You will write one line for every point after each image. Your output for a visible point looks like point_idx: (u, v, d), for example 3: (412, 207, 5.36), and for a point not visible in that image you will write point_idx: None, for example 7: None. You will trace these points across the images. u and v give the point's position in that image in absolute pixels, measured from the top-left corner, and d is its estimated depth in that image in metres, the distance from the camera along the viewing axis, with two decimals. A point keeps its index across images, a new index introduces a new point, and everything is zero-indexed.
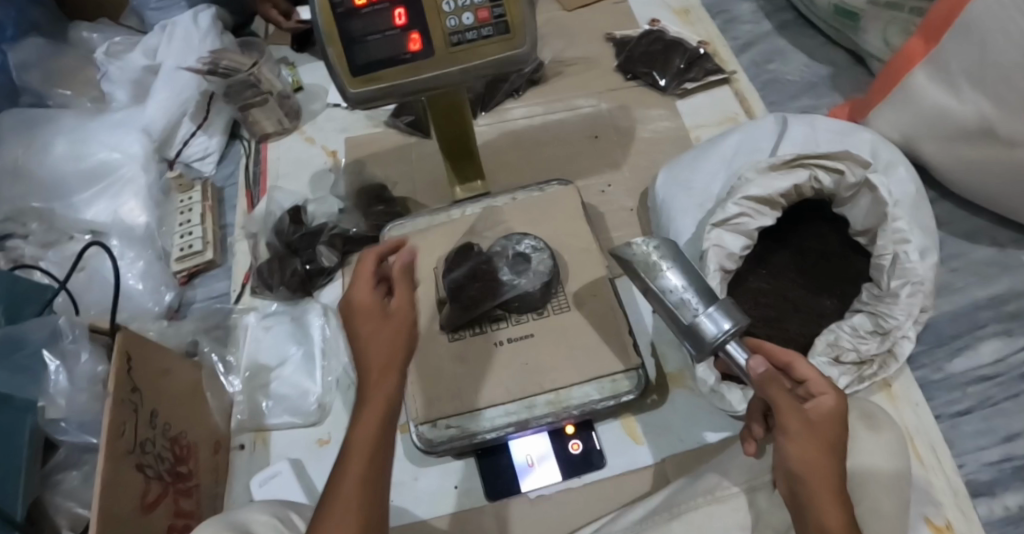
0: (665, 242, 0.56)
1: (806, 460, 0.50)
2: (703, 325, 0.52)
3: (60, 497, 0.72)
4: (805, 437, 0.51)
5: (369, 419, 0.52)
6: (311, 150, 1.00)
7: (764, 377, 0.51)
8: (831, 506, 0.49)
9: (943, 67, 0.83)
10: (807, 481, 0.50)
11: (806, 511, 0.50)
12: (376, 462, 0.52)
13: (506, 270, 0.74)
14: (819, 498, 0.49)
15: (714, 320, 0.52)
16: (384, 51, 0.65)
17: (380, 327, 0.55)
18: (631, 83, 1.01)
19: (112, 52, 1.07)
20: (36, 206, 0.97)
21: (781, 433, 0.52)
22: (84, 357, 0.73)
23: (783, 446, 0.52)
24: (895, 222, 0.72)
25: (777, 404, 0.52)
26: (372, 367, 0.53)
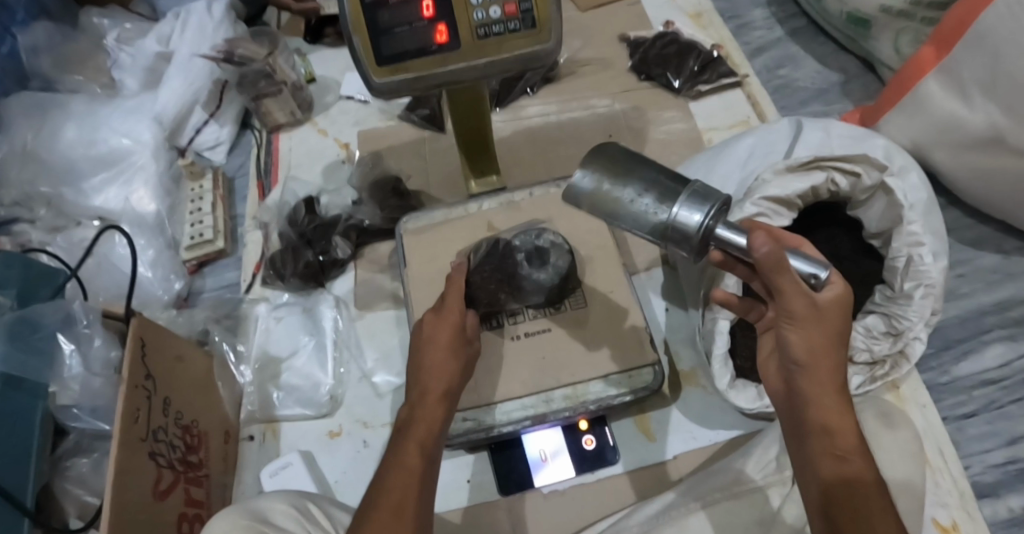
0: (600, 155, 0.52)
1: (808, 351, 0.50)
2: (678, 217, 0.48)
3: (69, 483, 0.74)
4: (808, 327, 0.50)
5: (435, 423, 0.58)
6: (324, 143, 1.01)
7: (768, 259, 0.48)
8: (832, 399, 0.49)
9: (956, 76, 0.84)
10: (807, 372, 0.50)
11: (806, 406, 0.50)
12: (431, 465, 0.56)
13: (523, 260, 0.74)
14: (817, 388, 0.50)
15: (688, 208, 0.48)
16: (412, 42, 0.65)
17: (450, 345, 0.62)
18: (645, 84, 1.02)
19: (123, 38, 1.09)
20: (44, 191, 0.97)
21: (783, 322, 0.50)
22: (98, 342, 0.73)
23: (786, 334, 0.51)
24: (911, 225, 0.73)
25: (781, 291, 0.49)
26: (437, 378, 0.60)
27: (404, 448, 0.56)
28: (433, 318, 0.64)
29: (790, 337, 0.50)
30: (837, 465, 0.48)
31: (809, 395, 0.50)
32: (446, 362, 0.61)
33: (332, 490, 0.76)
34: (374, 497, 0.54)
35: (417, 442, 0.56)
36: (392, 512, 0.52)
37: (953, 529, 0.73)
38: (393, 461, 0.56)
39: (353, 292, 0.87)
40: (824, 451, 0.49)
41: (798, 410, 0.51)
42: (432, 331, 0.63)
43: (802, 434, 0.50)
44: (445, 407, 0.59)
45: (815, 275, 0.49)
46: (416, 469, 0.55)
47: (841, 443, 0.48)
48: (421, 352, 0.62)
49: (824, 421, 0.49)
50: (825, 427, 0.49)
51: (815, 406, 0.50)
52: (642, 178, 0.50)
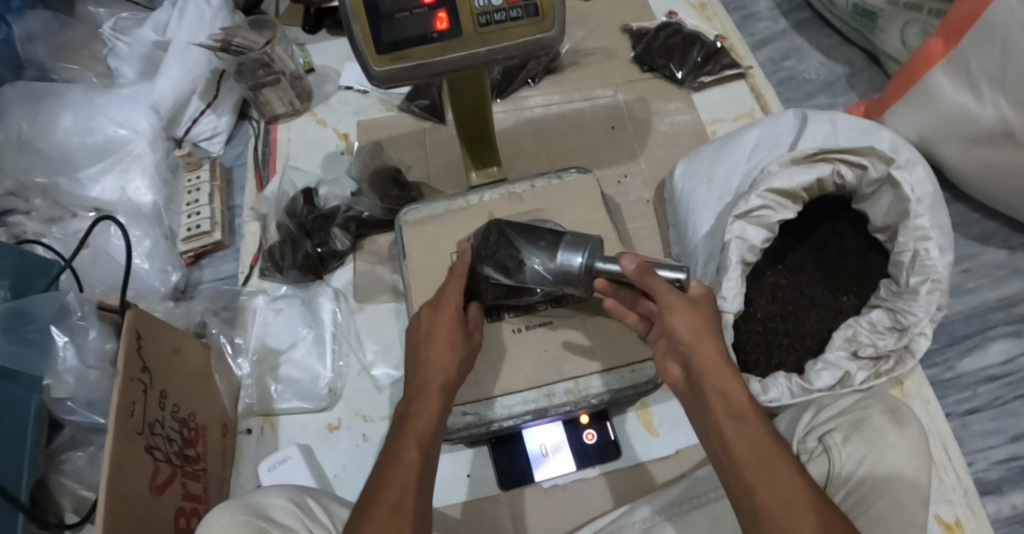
0: (484, 245, 0.67)
1: (693, 333, 0.56)
2: (559, 264, 0.63)
3: (65, 478, 0.73)
4: (687, 311, 0.57)
5: (433, 418, 0.57)
6: (323, 133, 1.00)
7: (639, 272, 0.59)
8: (725, 376, 0.54)
9: (964, 68, 0.82)
10: (695, 349, 0.55)
11: (703, 381, 0.54)
12: (429, 461, 0.56)
13: (521, 247, 0.65)
14: (707, 362, 0.54)
15: (567, 256, 0.63)
16: (413, 29, 0.63)
17: (453, 339, 0.62)
18: (648, 75, 1.01)
19: (119, 27, 1.06)
20: (40, 182, 0.96)
21: (665, 312, 0.57)
22: (92, 335, 0.71)
23: (671, 324, 0.57)
24: (917, 219, 0.72)
25: (655, 288, 0.58)
26: (439, 375, 0.59)
27: (404, 443, 0.55)
28: (431, 310, 0.64)
29: (675, 326, 0.56)
30: (745, 437, 0.51)
31: (704, 372, 0.54)
32: (445, 357, 0.61)
33: (331, 484, 0.75)
34: (372, 493, 0.53)
35: (415, 437, 0.56)
36: (391, 510, 0.52)
37: (956, 527, 0.72)
38: (391, 456, 0.55)
39: (353, 284, 0.86)
40: (732, 429, 0.51)
41: (699, 396, 0.54)
42: (432, 325, 0.63)
43: (704, 415, 0.54)
44: (444, 402, 0.59)
45: (678, 280, 0.59)
46: (415, 465, 0.54)
47: (744, 419, 0.52)
48: (421, 346, 0.61)
49: (723, 397, 0.53)
50: (726, 403, 0.53)
51: (709, 377, 0.54)
52: (533, 238, 0.65)
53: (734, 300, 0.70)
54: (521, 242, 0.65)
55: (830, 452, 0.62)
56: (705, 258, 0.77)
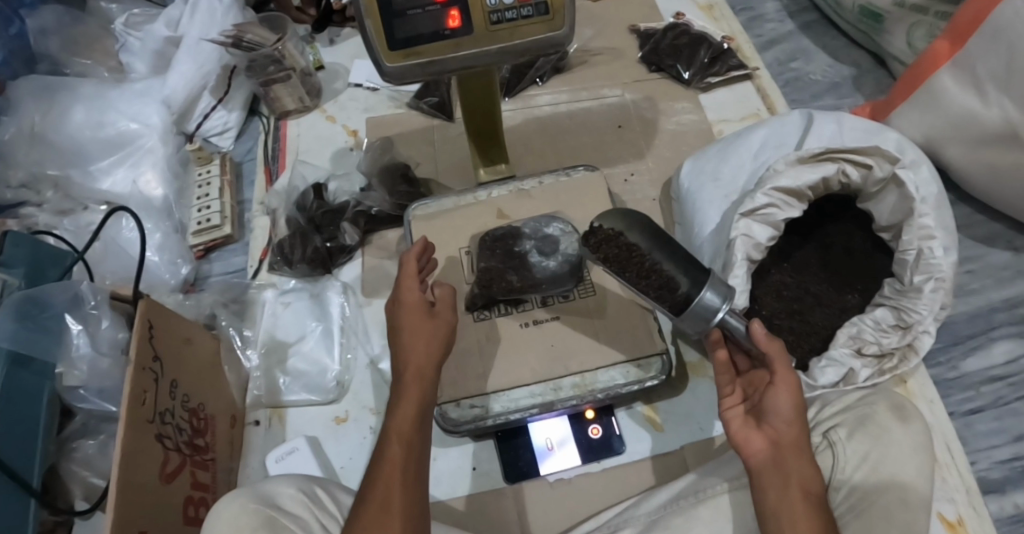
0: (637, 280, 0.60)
1: (794, 417, 0.56)
2: (708, 304, 0.57)
3: (75, 465, 0.74)
4: (797, 396, 0.57)
5: (411, 408, 0.57)
6: (333, 129, 1.01)
7: (767, 341, 0.59)
8: (809, 466, 0.54)
9: (970, 70, 0.83)
10: (789, 432, 0.55)
11: (786, 465, 0.54)
12: (413, 449, 0.56)
13: (679, 277, 0.58)
14: (799, 451, 0.55)
15: (713, 296, 0.57)
16: (425, 26, 0.64)
17: (423, 325, 0.61)
18: (655, 75, 1.02)
19: (131, 22, 1.07)
20: (53, 174, 0.97)
21: (778, 388, 0.57)
22: (105, 324, 0.73)
23: (778, 400, 0.56)
24: (922, 218, 0.73)
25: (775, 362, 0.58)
26: (415, 361, 0.59)
27: (388, 440, 0.57)
28: (394, 304, 0.64)
29: (777, 402, 0.56)
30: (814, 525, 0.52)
31: (790, 459, 0.54)
32: (414, 344, 0.60)
33: (338, 475, 0.76)
34: (364, 492, 0.55)
35: (397, 431, 0.57)
36: (380, 506, 0.53)
37: (958, 525, 0.73)
38: (378, 456, 0.56)
39: (361, 278, 0.87)
40: (805, 512, 0.52)
41: (777, 475, 0.54)
42: (396, 319, 0.62)
43: (778, 496, 0.53)
44: (419, 385, 0.59)
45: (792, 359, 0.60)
46: (398, 457, 0.55)
47: (813, 508, 0.53)
48: (391, 342, 0.61)
49: (803, 481, 0.54)
50: (803, 486, 0.54)
51: (797, 464, 0.54)
52: (678, 267, 0.59)
53: (740, 297, 0.71)
54: (669, 266, 0.59)
55: (834, 449, 0.62)
56: (711, 256, 0.78)
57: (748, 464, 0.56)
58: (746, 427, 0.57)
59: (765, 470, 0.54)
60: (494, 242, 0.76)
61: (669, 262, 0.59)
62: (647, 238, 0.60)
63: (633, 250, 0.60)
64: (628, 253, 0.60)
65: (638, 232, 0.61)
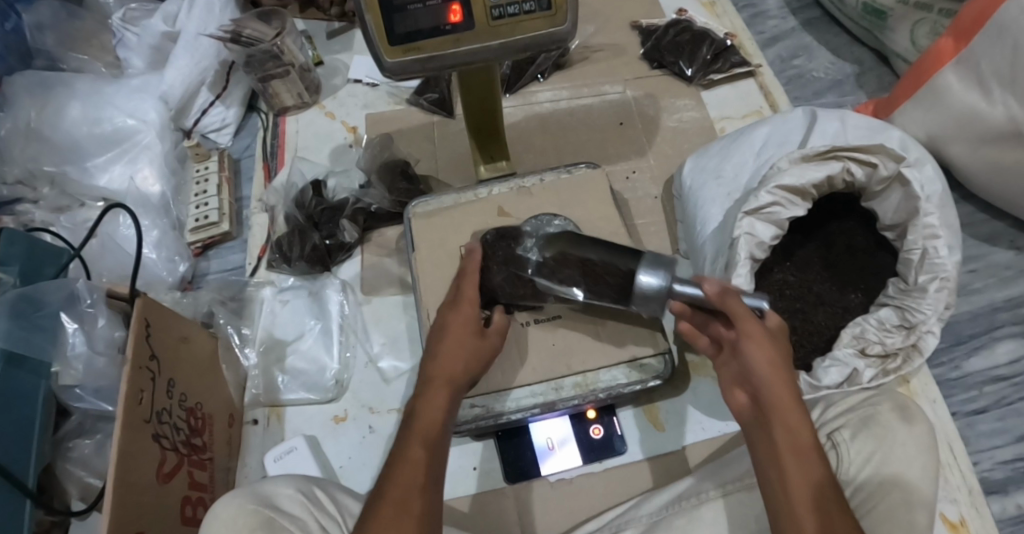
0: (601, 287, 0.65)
1: (770, 368, 0.55)
2: (645, 286, 0.61)
3: (72, 465, 0.74)
4: (768, 346, 0.55)
5: (439, 412, 0.58)
6: (332, 125, 1.00)
7: (721, 294, 0.58)
8: (795, 415, 0.53)
9: (974, 68, 0.82)
10: (768, 383, 0.55)
11: (772, 418, 0.54)
12: (434, 454, 0.56)
13: (619, 265, 0.63)
14: (782, 401, 0.54)
15: (649, 276, 0.61)
16: (426, 21, 0.63)
17: (469, 337, 0.63)
18: (657, 72, 1.01)
19: (129, 17, 1.06)
20: (48, 170, 0.96)
21: (746, 341, 0.56)
22: (101, 323, 0.72)
23: (748, 354, 0.56)
24: (927, 217, 0.72)
25: (737, 313, 0.57)
26: (450, 368, 0.61)
27: (409, 440, 0.56)
28: (447, 309, 0.66)
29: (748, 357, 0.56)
30: (806, 476, 0.52)
31: (774, 411, 0.54)
32: (454, 351, 0.62)
33: (337, 475, 0.75)
34: (379, 491, 0.54)
35: (420, 432, 0.57)
36: (397, 507, 0.53)
37: (961, 525, 0.72)
38: (397, 456, 0.56)
39: (360, 276, 0.87)
40: (796, 464, 0.52)
41: (764, 431, 0.54)
42: (445, 322, 0.64)
43: (770, 450, 0.53)
44: (452, 397, 0.60)
45: (759, 309, 0.59)
46: (420, 459, 0.55)
47: (806, 459, 0.52)
48: (434, 340, 0.63)
49: (789, 433, 0.53)
50: (790, 437, 0.53)
51: (782, 414, 0.54)
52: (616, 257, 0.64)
53: None
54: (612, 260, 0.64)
55: (838, 450, 0.62)
56: (713, 254, 0.77)
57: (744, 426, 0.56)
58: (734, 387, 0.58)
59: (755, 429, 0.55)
60: (497, 245, 0.70)
61: (608, 257, 0.64)
62: (590, 245, 0.66)
63: (579, 256, 0.66)
64: (581, 266, 0.65)
65: (581, 240, 0.67)
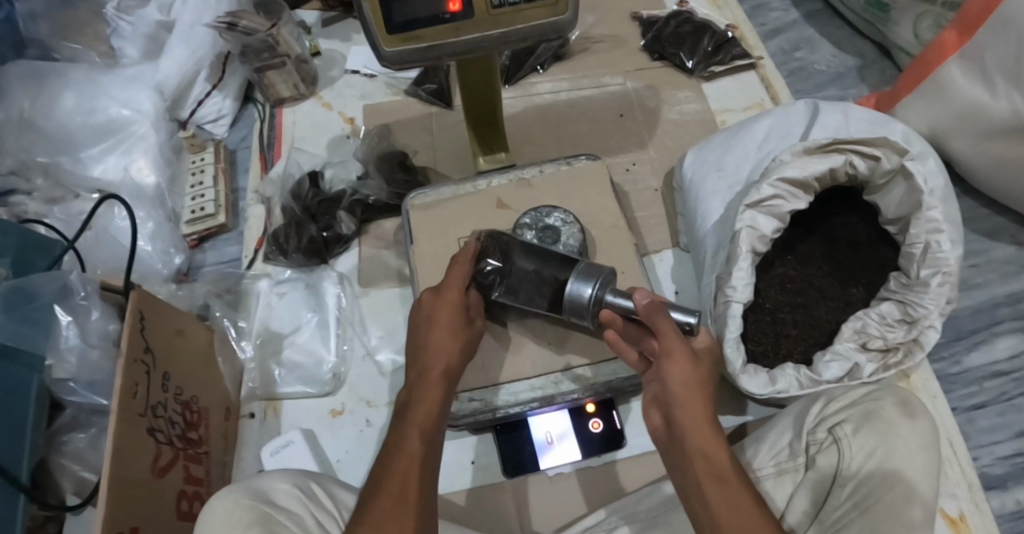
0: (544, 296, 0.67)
1: (684, 385, 0.55)
2: (572, 294, 0.63)
3: (66, 460, 0.73)
4: (686, 363, 0.55)
5: (435, 405, 0.57)
6: (329, 116, 0.99)
7: (651, 307, 0.59)
8: (711, 438, 0.52)
9: (978, 60, 0.81)
10: (682, 402, 0.54)
11: (686, 437, 0.53)
12: (431, 449, 0.56)
13: (553, 275, 0.66)
14: (696, 419, 0.53)
15: (576, 286, 0.63)
16: (426, 9, 0.62)
17: (454, 330, 0.62)
18: (658, 63, 1.00)
19: (124, 6, 1.04)
20: (42, 161, 0.95)
21: (665, 360, 0.56)
22: (95, 315, 0.72)
23: (666, 372, 0.55)
24: (931, 211, 0.72)
25: (660, 331, 0.57)
26: (440, 363, 0.60)
27: (406, 433, 0.55)
28: (432, 296, 0.64)
29: (667, 373, 0.56)
30: (727, 495, 0.49)
31: (687, 430, 0.53)
32: (445, 345, 0.61)
33: (334, 469, 0.74)
34: (376, 482, 0.53)
35: (417, 426, 0.56)
36: (394, 499, 0.51)
37: (961, 520, 0.72)
38: (393, 447, 0.55)
39: (358, 269, 0.86)
40: (711, 484, 0.50)
41: (682, 456, 0.53)
42: (433, 311, 0.63)
43: (687, 472, 0.52)
44: (445, 390, 0.59)
45: (687, 325, 0.58)
46: (417, 454, 0.54)
47: (727, 480, 0.50)
48: (422, 331, 0.62)
49: (705, 457, 0.52)
50: (706, 455, 0.52)
51: (693, 431, 0.53)
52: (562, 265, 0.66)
53: (743, 290, 0.70)
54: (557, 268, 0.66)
55: (840, 444, 0.61)
56: (714, 248, 0.76)
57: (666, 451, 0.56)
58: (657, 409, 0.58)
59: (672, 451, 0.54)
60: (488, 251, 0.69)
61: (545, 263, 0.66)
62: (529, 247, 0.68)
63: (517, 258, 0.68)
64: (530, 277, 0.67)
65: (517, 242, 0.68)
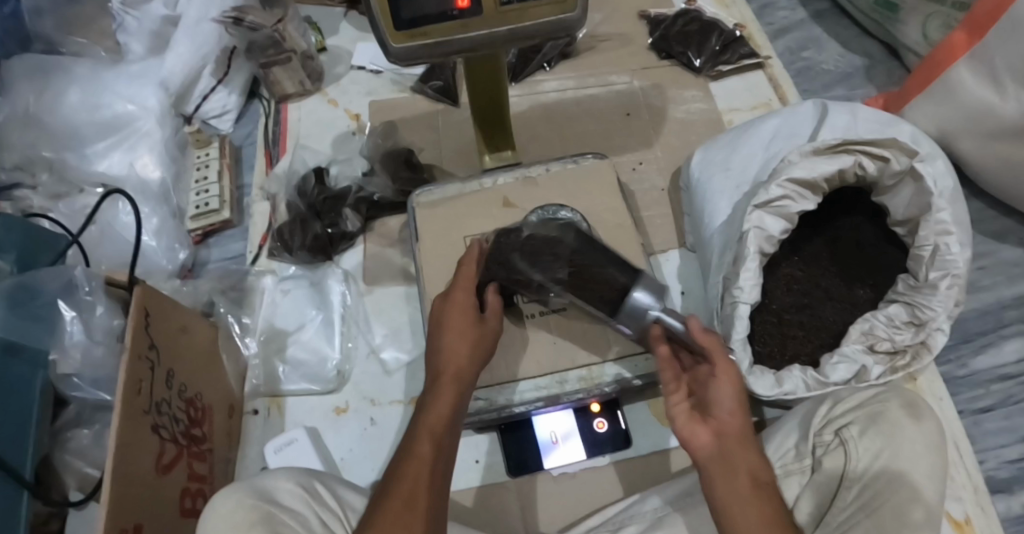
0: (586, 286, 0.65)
1: (736, 404, 0.54)
2: (636, 305, 0.62)
3: (69, 455, 0.73)
4: (737, 387, 0.55)
5: (447, 407, 0.57)
6: (334, 113, 0.99)
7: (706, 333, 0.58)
8: (755, 457, 0.52)
9: (988, 62, 0.81)
10: (732, 418, 0.53)
11: (733, 451, 0.52)
12: (443, 451, 0.55)
13: (613, 275, 0.64)
14: (744, 436, 0.53)
15: (642, 298, 0.62)
16: (433, 6, 0.62)
17: (468, 332, 0.62)
18: (665, 62, 1.00)
19: (129, 1, 1.03)
20: (47, 156, 0.95)
21: (722, 380, 0.55)
22: (100, 311, 0.71)
23: (721, 390, 0.54)
24: (939, 213, 0.71)
25: (718, 355, 0.56)
26: (453, 365, 0.59)
27: (417, 436, 0.55)
28: (443, 301, 0.64)
29: (720, 393, 0.55)
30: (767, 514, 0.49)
31: (734, 445, 0.52)
32: (458, 347, 0.61)
33: (338, 468, 0.74)
34: (385, 487, 0.53)
35: (428, 428, 0.56)
36: (404, 502, 0.51)
37: (966, 524, 0.71)
38: (405, 451, 0.55)
39: (362, 266, 0.86)
40: (755, 500, 0.50)
41: (725, 468, 0.51)
42: (444, 316, 0.62)
43: (728, 484, 0.51)
44: (460, 390, 0.58)
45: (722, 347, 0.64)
46: (427, 457, 0.54)
47: (765, 497, 0.50)
48: (434, 336, 0.62)
49: (750, 472, 0.51)
50: (752, 473, 0.51)
51: (746, 448, 0.52)
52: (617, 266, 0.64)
53: (750, 291, 0.69)
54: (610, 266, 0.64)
55: (846, 446, 0.61)
56: (721, 248, 0.76)
57: (694, 459, 0.53)
58: (690, 422, 0.54)
59: (714, 462, 0.52)
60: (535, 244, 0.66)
61: (603, 263, 0.64)
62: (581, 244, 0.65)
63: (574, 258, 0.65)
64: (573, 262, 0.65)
65: (570, 239, 0.66)
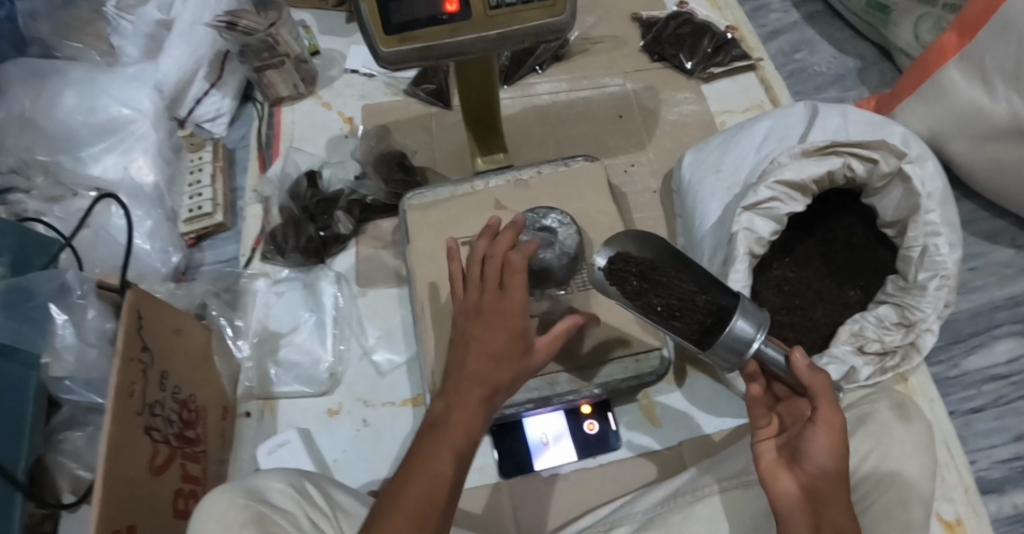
0: (677, 314, 0.53)
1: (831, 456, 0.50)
2: (738, 335, 0.49)
3: (63, 458, 0.74)
4: (839, 438, 0.50)
5: (469, 426, 0.51)
6: (328, 116, 0.99)
7: (813, 375, 0.51)
8: (844, 518, 0.48)
9: (978, 63, 0.81)
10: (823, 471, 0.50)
11: (819, 509, 0.49)
12: (462, 472, 0.51)
13: (707, 293, 0.53)
14: (837, 494, 0.49)
15: (747, 327, 0.50)
16: (422, 10, 0.62)
17: (509, 356, 0.53)
18: (657, 64, 1.00)
19: (124, 6, 1.07)
20: (41, 159, 0.95)
21: (817, 428, 0.50)
22: (91, 314, 0.72)
23: (813, 438, 0.50)
24: (927, 214, 0.72)
25: (817, 400, 0.51)
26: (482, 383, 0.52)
27: (436, 453, 0.50)
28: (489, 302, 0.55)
29: (811, 441, 0.50)
30: None
31: (823, 503, 0.49)
32: (489, 365, 0.53)
33: (330, 469, 0.74)
34: (393, 495, 0.49)
35: (450, 448, 0.50)
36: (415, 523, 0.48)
37: (957, 525, 0.72)
38: (421, 464, 0.50)
39: (355, 268, 0.86)
40: None
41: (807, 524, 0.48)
42: (481, 325, 0.54)
43: None
44: (481, 412, 0.52)
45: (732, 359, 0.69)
46: (444, 477, 0.49)
47: None
48: (471, 343, 0.54)
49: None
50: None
51: (831, 507, 0.48)
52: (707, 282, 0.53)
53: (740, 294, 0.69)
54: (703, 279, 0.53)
55: None
56: (712, 249, 0.76)
57: (774, 506, 0.50)
58: (775, 466, 0.51)
59: (794, 513, 0.49)
60: (627, 266, 0.54)
61: (702, 284, 0.53)
62: (672, 260, 0.54)
63: (667, 283, 0.53)
64: (666, 284, 0.53)
65: (660, 260, 0.54)
